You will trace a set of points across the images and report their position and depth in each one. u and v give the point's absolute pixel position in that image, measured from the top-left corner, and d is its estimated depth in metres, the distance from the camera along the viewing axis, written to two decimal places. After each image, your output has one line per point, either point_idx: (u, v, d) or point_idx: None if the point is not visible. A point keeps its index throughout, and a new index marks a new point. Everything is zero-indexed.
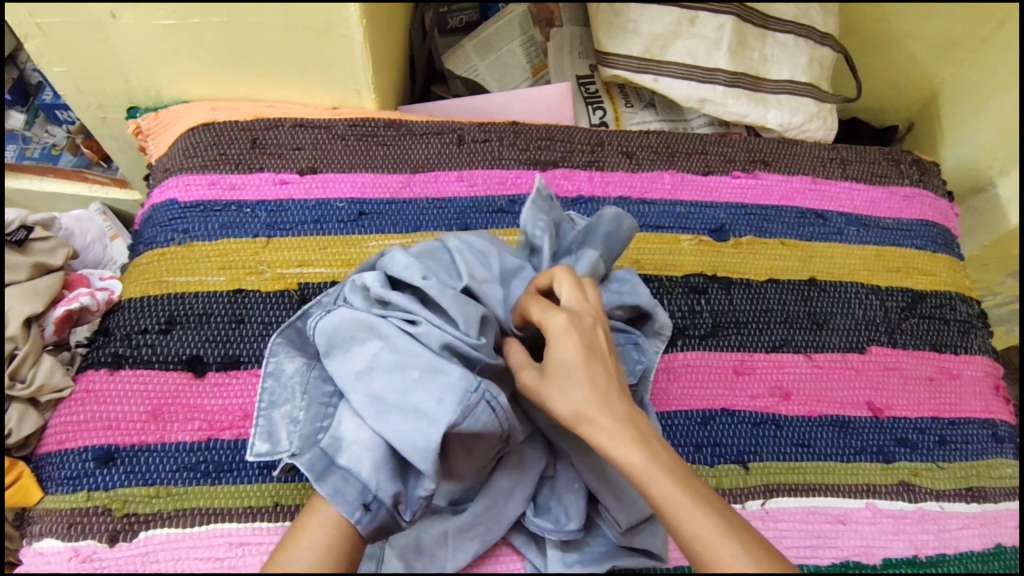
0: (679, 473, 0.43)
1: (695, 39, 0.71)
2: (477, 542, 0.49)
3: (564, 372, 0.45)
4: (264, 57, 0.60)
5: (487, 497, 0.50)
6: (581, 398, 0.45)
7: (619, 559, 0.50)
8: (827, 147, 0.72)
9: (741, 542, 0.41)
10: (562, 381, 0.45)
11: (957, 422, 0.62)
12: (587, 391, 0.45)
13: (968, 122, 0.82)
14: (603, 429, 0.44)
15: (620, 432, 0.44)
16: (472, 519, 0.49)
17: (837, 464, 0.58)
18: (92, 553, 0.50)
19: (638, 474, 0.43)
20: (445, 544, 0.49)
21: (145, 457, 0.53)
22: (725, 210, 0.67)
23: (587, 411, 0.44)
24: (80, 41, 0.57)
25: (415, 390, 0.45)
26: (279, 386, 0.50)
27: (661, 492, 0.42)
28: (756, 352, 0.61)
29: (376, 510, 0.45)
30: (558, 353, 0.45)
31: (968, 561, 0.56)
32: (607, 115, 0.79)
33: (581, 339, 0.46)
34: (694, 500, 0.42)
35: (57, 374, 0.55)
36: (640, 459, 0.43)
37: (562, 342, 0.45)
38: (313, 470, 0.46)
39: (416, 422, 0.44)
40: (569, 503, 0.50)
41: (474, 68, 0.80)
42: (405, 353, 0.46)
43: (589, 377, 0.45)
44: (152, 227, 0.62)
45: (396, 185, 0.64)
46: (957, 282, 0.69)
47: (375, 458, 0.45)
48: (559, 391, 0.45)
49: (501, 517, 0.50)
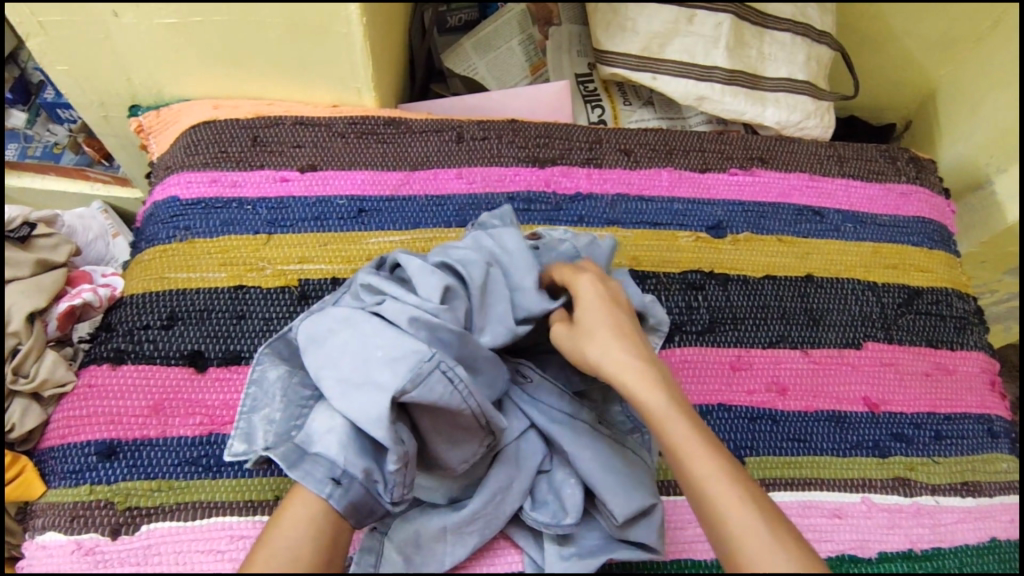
0: (695, 423, 0.44)
1: (692, 37, 0.71)
2: (476, 537, 0.49)
3: (592, 317, 0.48)
4: (265, 56, 0.60)
5: (483, 494, 0.50)
6: (608, 342, 0.47)
7: (616, 553, 0.50)
8: (824, 144, 0.73)
9: (748, 491, 0.42)
10: (591, 329, 0.48)
11: (952, 417, 0.62)
12: (616, 337, 0.47)
13: (965, 120, 0.82)
14: (628, 368, 0.45)
15: (646, 374, 0.45)
16: (471, 515, 0.49)
17: (833, 459, 0.59)
18: (94, 546, 0.50)
19: (657, 417, 0.44)
20: (443, 539, 0.49)
21: (147, 450, 0.53)
22: (723, 207, 0.68)
23: (614, 353, 0.46)
24: (82, 39, 0.58)
25: (374, 367, 0.46)
26: (262, 392, 0.50)
27: (678, 436, 0.43)
28: (753, 347, 0.62)
29: (347, 486, 0.45)
30: (585, 303, 0.49)
31: (964, 555, 0.56)
32: (605, 113, 0.80)
33: (605, 294, 0.49)
34: (707, 448, 0.43)
35: (60, 369, 0.56)
36: (660, 401, 0.44)
37: (588, 296, 0.49)
38: (285, 459, 0.47)
39: (372, 395, 0.45)
40: (565, 497, 0.50)
41: (473, 66, 0.81)
42: (366, 333, 0.47)
43: (616, 325, 0.48)
44: (154, 224, 0.62)
45: (396, 182, 0.65)
46: (953, 278, 0.69)
47: (344, 440, 0.46)
48: (587, 338, 0.47)
49: (498, 514, 0.50)
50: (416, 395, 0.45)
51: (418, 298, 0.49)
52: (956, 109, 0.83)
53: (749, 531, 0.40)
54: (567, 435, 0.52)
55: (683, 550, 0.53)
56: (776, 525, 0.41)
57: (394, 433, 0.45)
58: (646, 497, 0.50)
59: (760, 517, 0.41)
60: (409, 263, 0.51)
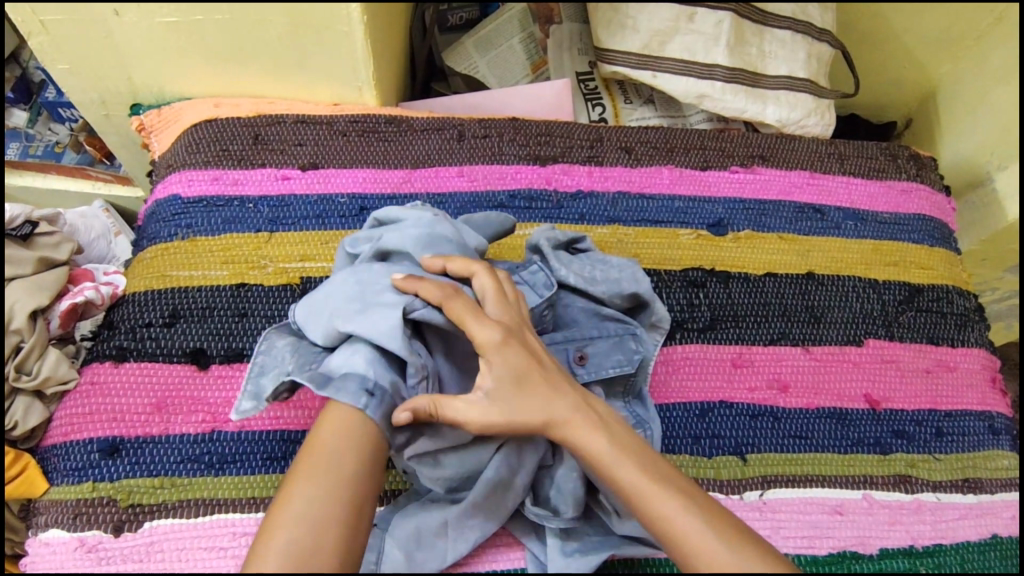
0: (643, 460, 0.46)
1: (693, 36, 0.72)
2: (477, 531, 0.50)
3: (516, 386, 0.46)
4: (267, 55, 0.60)
5: (483, 488, 0.49)
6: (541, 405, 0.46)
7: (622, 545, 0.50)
8: (825, 142, 0.73)
9: (701, 513, 0.44)
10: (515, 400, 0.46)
11: (953, 414, 0.63)
12: (547, 398, 0.46)
13: (966, 118, 0.82)
14: (570, 429, 0.46)
15: (586, 431, 0.46)
16: (472, 509, 0.49)
17: (835, 456, 0.59)
18: (98, 543, 0.50)
19: (603, 460, 0.46)
20: (444, 536, 0.49)
21: (149, 448, 0.54)
22: (724, 205, 0.68)
23: (557, 416, 0.46)
24: (84, 38, 0.58)
25: (381, 295, 0.49)
26: (269, 357, 0.50)
27: (631, 479, 0.45)
28: (754, 345, 0.62)
29: (381, 396, 0.46)
30: (514, 361, 0.46)
31: (964, 552, 0.56)
32: (606, 111, 0.80)
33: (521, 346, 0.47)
34: (659, 484, 0.45)
35: (63, 366, 0.56)
36: (607, 449, 0.46)
37: (509, 357, 0.46)
38: (314, 381, 0.46)
39: (387, 311, 0.48)
40: (567, 493, 0.51)
41: (474, 65, 0.81)
42: (367, 267, 0.51)
43: (544, 381, 0.47)
44: (156, 222, 0.62)
45: (397, 180, 0.65)
46: (953, 276, 0.69)
47: (368, 356, 0.47)
48: (520, 405, 0.46)
49: (498, 511, 0.50)
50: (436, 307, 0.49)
51: (411, 223, 0.54)
52: (956, 107, 0.83)
53: (714, 556, 0.42)
54: None
55: None
56: (730, 541, 0.43)
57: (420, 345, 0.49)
58: None
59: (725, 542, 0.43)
60: (394, 214, 0.55)
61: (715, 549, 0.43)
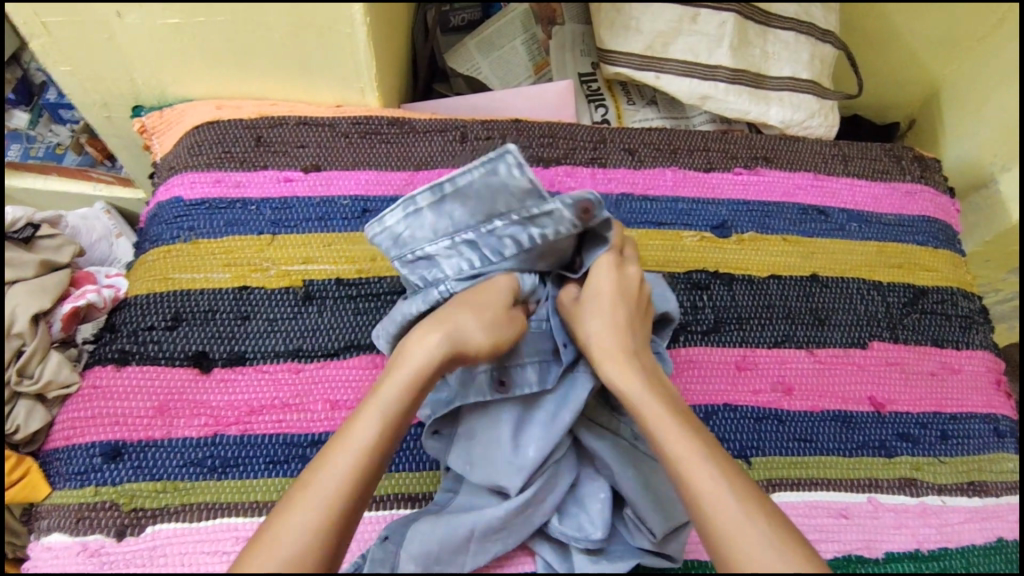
0: (676, 409, 0.48)
1: (696, 36, 0.71)
2: (499, 544, 0.49)
3: (597, 299, 0.52)
4: (270, 56, 0.60)
5: (513, 504, 0.48)
6: (601, 325, 0.51)
7: (642, 558, 0.50)
8: (829, 144, 0.73)
9: (719, 466, 0.44)
10: (594, 306, 0.52)
11: (959, 417, 0.62)
12: (610, 321, 0.51)
13: (970, 120, 0.82)
14: (614, 362, 0.50)
15: (623, 364, 0.50)
16: (499, 524, 0.48)
17: (839, 459, 0.59)
18: (100, 548, 0.50)
19: (635, 400, 0.48)
20: (466, 550, 0.48)
21: (151, 452, 0.53)
22: (727, 206, 0.68)
23: (600, 339, 0.51)
24: (86, 39, 0.57)
25: None
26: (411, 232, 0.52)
27: (659, 420, 0.47)
28: (758, 348, 0.62)
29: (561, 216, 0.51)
30: (599, 287, 0.53)
31: (970, 555, 0.56)
32: (609, 112, 0.80)
33: (620, 278, 0.53)
34: (687, 432, 0.46)
35: (64, 370, 0.55)
36: (640, 390, 0.48)
37: (603, 278, 0.53)
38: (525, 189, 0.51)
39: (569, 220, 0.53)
40: (595, 511, 0.50)
41: (476, 66, 0.81)
42: None
43: (613, 311, 0.51)
44: (158, 224, 0.62)
45: (400, 182, 0.64)
46: (958, 278, 0.69)
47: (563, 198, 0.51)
48: (589, 313, 0.52)
49: (521, 527, 0.50)
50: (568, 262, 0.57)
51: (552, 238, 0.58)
52: (959, 109, 0.83)
53: (717, 507, 0.43)
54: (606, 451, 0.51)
55: (691, 551, 0.53)
56: (742, 497, 0.43)
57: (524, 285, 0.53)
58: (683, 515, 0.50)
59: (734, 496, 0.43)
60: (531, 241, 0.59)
61: (723, 500, 0.43)
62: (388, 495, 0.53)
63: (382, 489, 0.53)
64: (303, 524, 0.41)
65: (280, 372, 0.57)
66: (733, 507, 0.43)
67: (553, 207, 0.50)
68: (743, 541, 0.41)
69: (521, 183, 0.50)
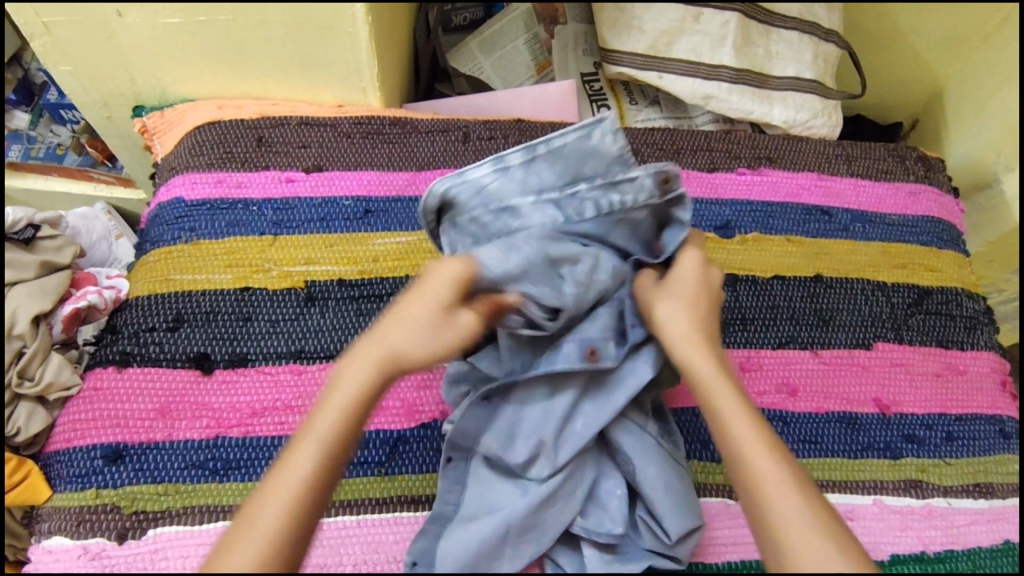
0: (746, 401, 0.45)
1: (699, 36, 0.71)
2: (532, 545, 0.49)
3: (680, 286, 0.48)
4: (272, 56, 0.60)
5: (538, 504, 0.48)
6: (680, 311, 0.47)
7: (652, 560, 0.50)
8: (832, 144, 0.72)
9: (788, 466, 0.42)
10: (676, 291, 0.48)
11: (963, 418, 0.62)
12: (688, 311, 0.47)
13: (972, 120, 0.81)
14: (690, 344, 0.46)
15: (698, 344, 0.46)
16: (527, 524, 0.48)
17: (845, 460, 0.58)
18: (101, 551, 0.50)
19: (707, 385, 0.45)
20: (500, 552, 0.48)
21: (152, 454, 0.53)
22: (730, 207, 0.67)
23: (680, 325, 0.46)
24: (87, 39, 0.57)
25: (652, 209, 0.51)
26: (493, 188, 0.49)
27: (728, 409, 0.44)
28: (763, 349, 0.61)
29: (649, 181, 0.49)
30: (681, 275, 0.49)
31: (975, 557, 0.56)
32: (611, 112, 0.80)
33: (704, 271, 0.49)
34: (759, 427, 0.43)
35: (66, 372, 0.55)
36: (714, 375, 0.45)
37: (685, 266, 0.49)
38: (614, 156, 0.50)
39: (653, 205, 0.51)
40: (613, 510, 0.50)
41: (478, 66, 0.81)
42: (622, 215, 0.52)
43: (694, 300, 0.48)
44: (159, 225, 0.62)
45: (401, 183, 0.64)
46: (962, 278, 0.68)
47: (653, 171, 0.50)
48: (675, 298, 0.48)
49: (547, 528, 0.49)
50: (649, 246, 0.53)
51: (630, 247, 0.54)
52: (963, 109, 0.82)
53: (771, 499, 0.40)
54: (634, 448, 0.50)
55: (696, 553, 0.53)
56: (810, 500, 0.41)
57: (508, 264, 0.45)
58: (696, 518, 0.49)
59: (792, 488, 0.41)
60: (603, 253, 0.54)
61: (779, 493, 0.41)
62: (391, 497, 0.53)
63: (386, 491, 0.53)
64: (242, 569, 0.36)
65: (282, 373, 0.56)
66: (790, 502, 0.40)
67: (637, 174, 0.49)
68: (794, 539, 0.39)
69: (610, 150, 0.50)
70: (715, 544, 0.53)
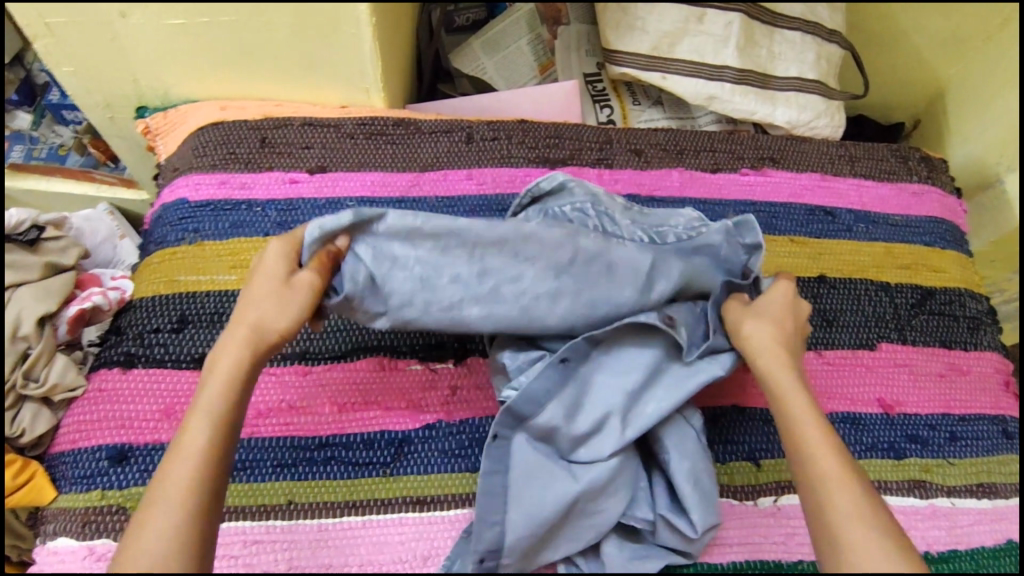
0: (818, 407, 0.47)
1: (702, 37, 0.71)
2: (590, 531, 0.49)
3: (768, 307, 0.52)
4: (276, 57, 0.60)
5: (589, 483, 0.49)
6: (766, 329, 0.50)
7: (670, 558, 0.50)
8: (835, 144, 0.72)
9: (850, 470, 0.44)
10: (764, 312, 0.52)
11: (966, 418, 0.62)
12: (772, 326, 0.51)
13: (975, 120, 0.82)
14: (773, 354, 0.50)
15: (780, 356, 0.50)
16: (581, 506, 0.49)
17: (849, 460, 0.58)
18: (106, 552, 0.50)
19: (780, 390, 0.48)
20: (562, 530, 0.49)
21: (158, 455, 0.53)
22: (734, 207, 0.67)
23: (763, 338, 0.50)
24: (91, 40, 0.57)
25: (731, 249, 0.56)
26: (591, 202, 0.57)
27: (796, 410, 0.47)
28: None
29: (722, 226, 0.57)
30: (771, 302, 0.52)
31: (979, 557, 0.56)
32: (614, 112, 0.79)
33: (790, 300, 0.53)
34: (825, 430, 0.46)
35: (70, 373, 0.55)
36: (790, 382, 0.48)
37: (776, 292, 0.53)
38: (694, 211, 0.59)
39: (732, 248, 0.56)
40: (641, 500, 0.50)
41: (481, 66, 0.81)
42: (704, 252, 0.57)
43: (780, 322, 0.51)
44: (162, 227, 0.62)
45: (405, 183, 0.64)
46: (965, 278, 0.68)
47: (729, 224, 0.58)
48: (764, 317, 0.51)
49: (604, 516, 0.49)
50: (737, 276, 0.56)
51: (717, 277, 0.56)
52: (965, 109, 0.82)
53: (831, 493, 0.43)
54: (672, 439, 0.51)
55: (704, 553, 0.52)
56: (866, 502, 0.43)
57: (340, 214, 0.49)
58: (716, 514, 0.50)
59: (854, 487, 0.43)
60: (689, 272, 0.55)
61: (841, 491, 0.43)
62: (398, 498, 0.53)
63: (393, 493, 0.53)
64: (157, 526, 0.40)
65: (287, 374, 0.56)
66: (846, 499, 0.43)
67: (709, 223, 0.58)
68: (849, 529, 0.42)
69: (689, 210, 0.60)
70: (721, 545, 0.53)
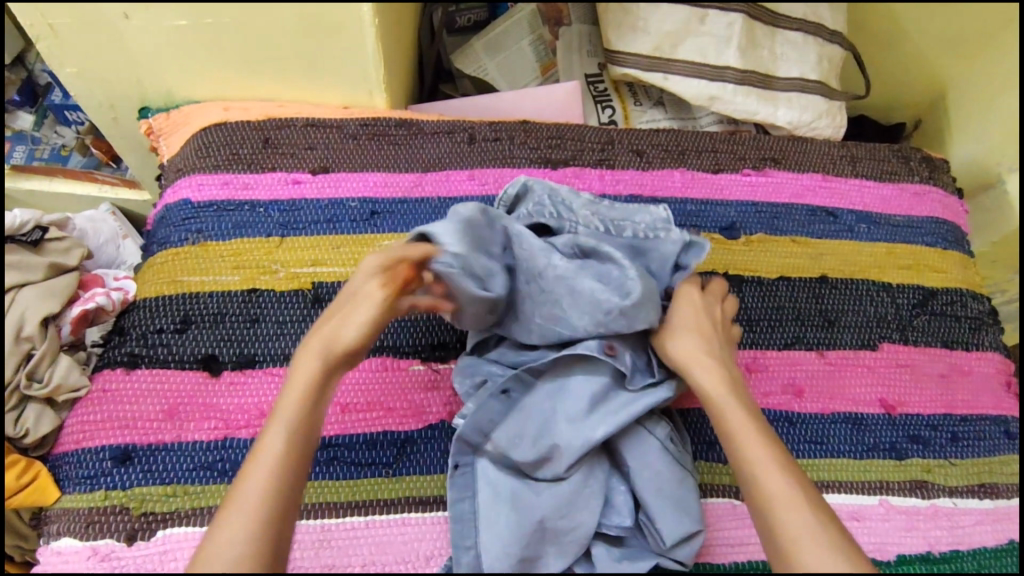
0: (756, 418, 0.47)
1: (704, 38, 0.71)
2: (572, 543, 0.49)
3: (682, 321, 0.51)
4: (278, 58, 0.60)
5: (555, 500, 0.49)
6: (692, 344, 0.50)
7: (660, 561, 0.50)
8: (836, 144, 0.73)
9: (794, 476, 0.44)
10: (682, 327, 0.51)
11: (969, 419, 0.62)
12: (696, 337, 0.50)
13: (979, 119, 0.81)
14: (705, 367, 0.49)
15: (713, 371, 0.49)
16: (552, 522, 0.49)
17: (851, 461, 0.58)
18: (110, 552, 0.50)
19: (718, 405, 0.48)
20: (543, 546, 0.49)
21: (161, 455, 0.53)
22: (736, 208, 0.67)
23: (687, 354, 0.50)
24: (94, 41, 0.57)
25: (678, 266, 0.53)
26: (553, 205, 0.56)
27: (734, 422, 0.47)
28: (769, 349, 0.61)
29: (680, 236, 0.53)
30: (682, 312, 0.52)
31: (981, 557, 0.56)
32: (616, 113, 0.80)
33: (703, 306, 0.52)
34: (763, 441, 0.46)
35: (74, 374, 0.56)
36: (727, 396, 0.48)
37: (684, 302, 0.52)
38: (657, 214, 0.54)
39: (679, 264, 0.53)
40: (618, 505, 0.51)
41: (483, 67, 0.81)
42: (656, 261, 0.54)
43: (701, 335, 0.51)
44: (165, 227, 0.62)
45: (408, 184, 0.64)
46: (967, 279, 0.69)
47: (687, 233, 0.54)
48: (681, 330, 0.51)
49: (580, 531, 0.49)
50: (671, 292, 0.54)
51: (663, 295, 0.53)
52: (966, 109, 0.83)
53: (786, 520, 0.42)
54: (634, 452, 0.50)
55: (704, 553, 0.53)
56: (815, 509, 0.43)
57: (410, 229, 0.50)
58: (695, 522, 0.49)
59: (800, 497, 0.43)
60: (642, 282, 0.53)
61: (786, 506, 0.43)
62: (400, 498, 0.53)
63: (394, 493, 0.53)
64: (237, 536, 0.38)
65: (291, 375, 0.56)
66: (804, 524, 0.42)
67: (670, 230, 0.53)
68: (807, 552, 0.40)
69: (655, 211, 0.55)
70: (723, 545, 0.53)
